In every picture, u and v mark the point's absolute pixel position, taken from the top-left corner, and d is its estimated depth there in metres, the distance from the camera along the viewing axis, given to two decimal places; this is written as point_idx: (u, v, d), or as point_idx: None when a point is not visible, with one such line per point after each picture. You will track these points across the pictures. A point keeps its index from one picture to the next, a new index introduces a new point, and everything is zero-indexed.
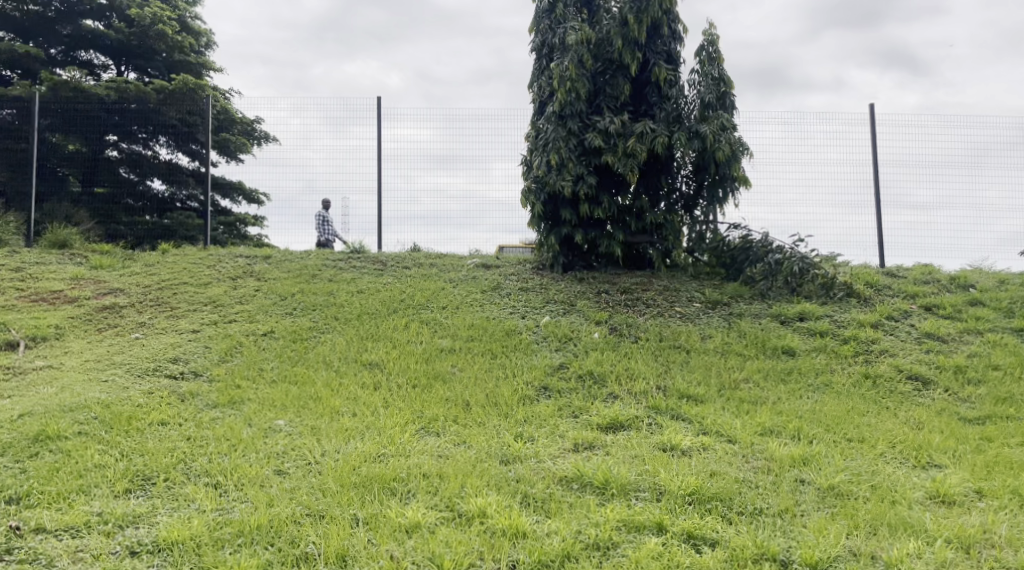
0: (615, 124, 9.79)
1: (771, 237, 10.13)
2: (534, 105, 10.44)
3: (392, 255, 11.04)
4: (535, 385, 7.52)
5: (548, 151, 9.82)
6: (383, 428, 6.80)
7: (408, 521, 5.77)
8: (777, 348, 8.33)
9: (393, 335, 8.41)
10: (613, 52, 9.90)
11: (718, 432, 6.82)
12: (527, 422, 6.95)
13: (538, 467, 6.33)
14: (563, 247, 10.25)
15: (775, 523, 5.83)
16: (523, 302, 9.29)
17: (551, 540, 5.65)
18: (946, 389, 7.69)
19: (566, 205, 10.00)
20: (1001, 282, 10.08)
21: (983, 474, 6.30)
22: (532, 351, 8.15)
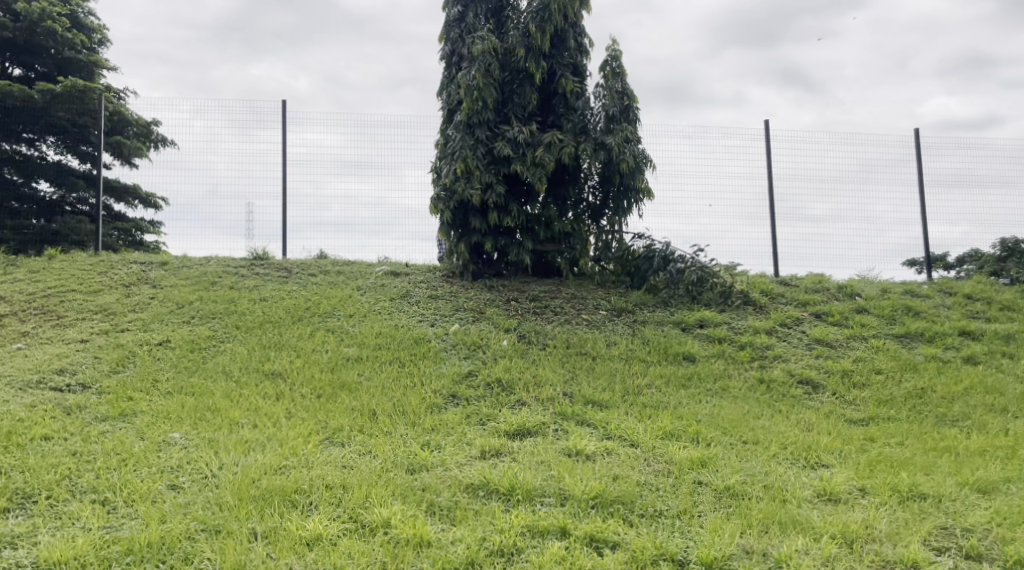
0: (524, 133, 9.95)
1: (672, 246, 10.43)
2: (443, 113, 10.55)
3: (297, 262, 11.02)
4: (443, 393, 7.61)
5: (456, 159, 9.90)
6: (284, 439, 6.81)
7: (309, 533, 5.81)
8: (679, 354, 8.60)
9: (296, 344, 8.41)
10: (520, 62, 10.09)
11: (621, 437, 7.03)
12: (434, 430, 7.04)
13: (444, 475, 6.44)
14: (472, 255, 10.36)
15: (673, 524, 6.04)
16: (433, 310, 9.37)
17: (455, 548, 5.75)
18: (834, 393, 8.06)
19: (474, 213, 10.08)
20: (887, 291, 10.60)
21: (867, 472, 6.58)
22: (440, 359, 8.24)
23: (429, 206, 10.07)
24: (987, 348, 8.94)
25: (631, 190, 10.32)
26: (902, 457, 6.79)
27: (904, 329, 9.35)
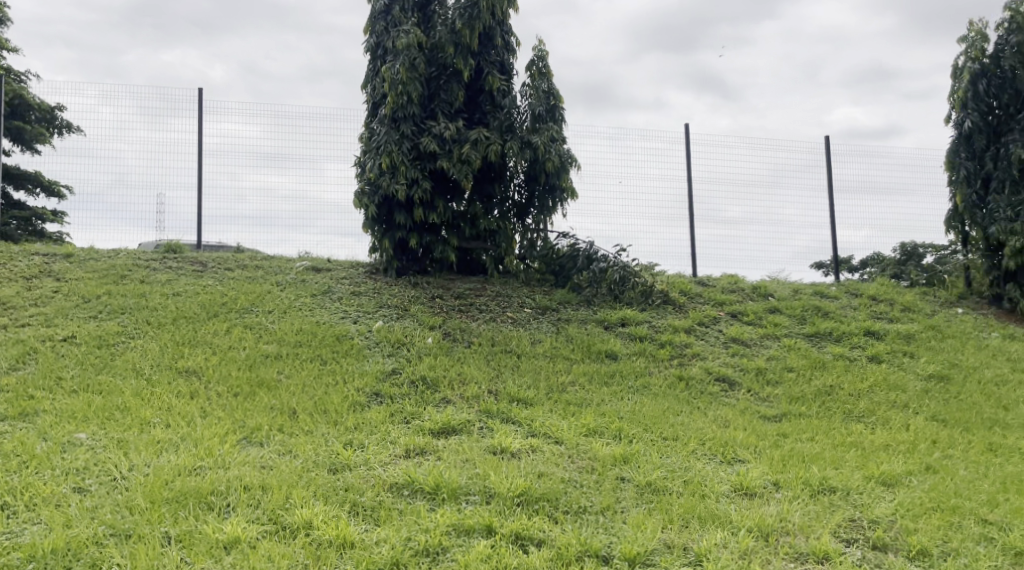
0: (449, 130, 9.94)
1: (596, 246, 10.63)
2: (368, 106, 10.47)
3: (213, 255, 10.93)
4: (366, 391, 7.65)
5: (380, 154, 9.80)
6: (199, 439, 6.79)
7: (227, 537, 5.77)
8: (602, 352, 8.80)
9: (211, 340, 8.37)
10: (446, 59, 10.09)
11: (545, 433, 7.18)
12: (356, 429, 7.07)
13: (368, 475, 6.48)
14: (397, 251, 10.29)
15: (596, 520, 6.15)
16: (357, 306, 9.40)
17: (379, 548, 5.75)
18: (748, 390, 8.33)
19: (400, 209, 10.01)
20: (797, 292, 10.97)
21: (779, 467, 6.84)
22: (363, 356, 8.28)
23: (353, 200, 9.96)
24: (891, 347, 9.32)
25: (556, 189, 10.48)
26: (813, 453, 7.05)
27: (813, 329, 9.70)
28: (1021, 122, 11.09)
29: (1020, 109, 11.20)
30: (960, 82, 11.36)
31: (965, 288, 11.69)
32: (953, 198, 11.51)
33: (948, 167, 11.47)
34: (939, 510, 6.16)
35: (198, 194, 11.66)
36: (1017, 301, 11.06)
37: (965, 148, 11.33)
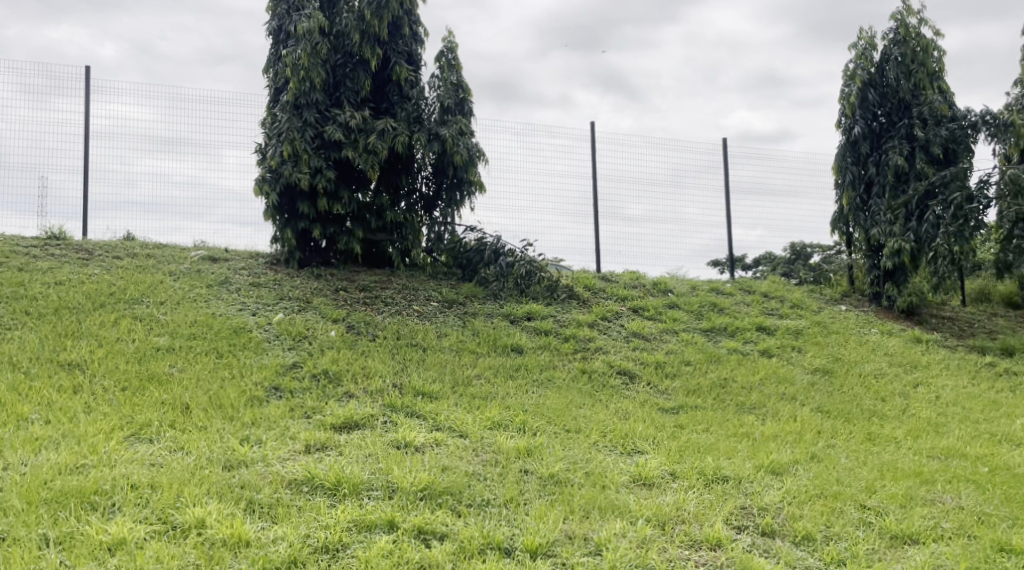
0: (356, 119, 9.82)
1: (503, 240, 10.72)
2: (269, 91, 10.22)
3: (100, 243, 10.69)
4: (265, 386, 7.55)
5: (281, 142, 9.60)
6: (83, 436, 6.60)
7: (112, 538, 5.58)
8: (507, 345, 8.91)
9: (97, 332, 8.19)
10: (352, 46, 9.99)
11: (451, 427, 7.20)
12: (254, 424, 6.94)
13: (266, 472, 6.30)
14: (299, 242, 10.20)
15: (499, 512, 6.12)
16: (255, 298, 9.28)
17: (276, 547, 5.59)
18: (648, 383, 8.57)
19: (303, 199, 9.86)
20: (695, 288, 11.29)
21: (676, 457, 7.06)
22: (262, 349, 8.18)
23: (253, 186, 9.66)
24: (780, 342, 9.69)
25: (463, 182, 10.56)
26: (709, 444, 7.30)
27: (710, 324, 10.01)
28: (900, 129, 11.66)
29: (902, 117, 11.76)
30: (850, 87, 11.79)
31: (849, 286, 12.30)
32: (839, 200, 12.07)
33: (835, 170, 11.99)
34: (822, 496, 6.45)
35: (84, 181, 11.33)
36: (894, 298, 11.58)
37: (852, 153, 11.86)
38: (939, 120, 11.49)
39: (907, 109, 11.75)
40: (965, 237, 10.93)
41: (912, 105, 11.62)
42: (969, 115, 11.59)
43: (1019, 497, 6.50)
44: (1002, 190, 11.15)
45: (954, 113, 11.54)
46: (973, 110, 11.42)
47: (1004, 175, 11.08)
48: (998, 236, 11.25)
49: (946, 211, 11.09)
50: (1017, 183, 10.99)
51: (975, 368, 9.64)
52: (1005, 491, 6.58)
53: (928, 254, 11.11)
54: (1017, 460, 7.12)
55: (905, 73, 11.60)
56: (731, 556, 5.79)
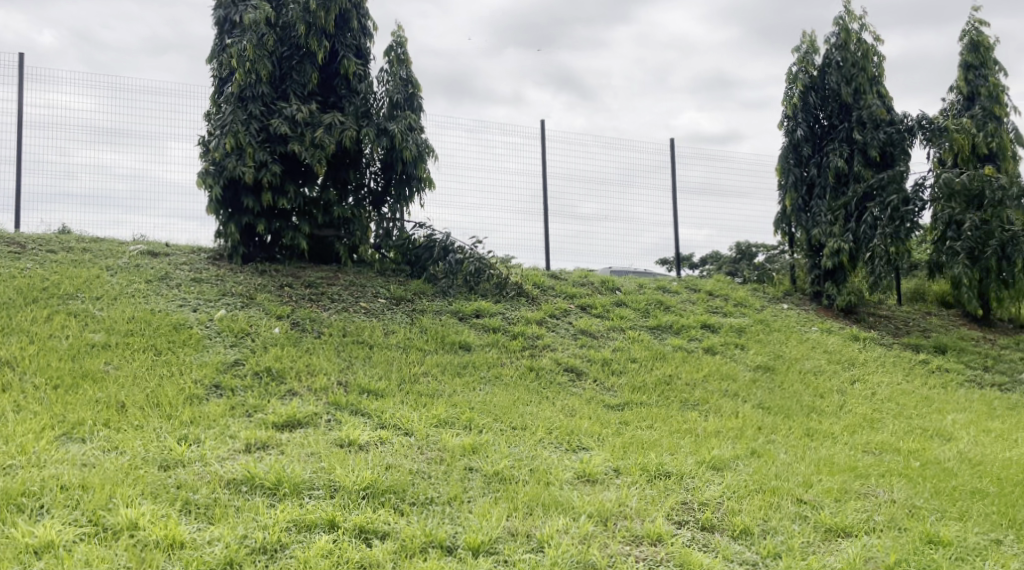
0: (303, 112, 9.74)
1: (452, 237, 10.72)
2: (213, 82, 10.07)
3: (34, 236, 10.51)
4: (205, 383, 7.47)
5: (226, 134, 9.51)
6: (12, 436, 6.49)
7: (39, 541, 5.49)
8: (455, 343, 8.92)
9: (30, 328, 8.05)
10: (298, 38, 9.91)
11: (396, 425, 7.17)
12: (192, 423, 6.86)
13: (204, 472, 6.24)
14: (243, 237, 10.07)
15: (443, 511, 6.11)
16: (197, 294, 9.17)
17: (211, 548, 5.55)
18: (594, 380, 8.64)
19: (247, 193, 9.77)
20: (642, 287, 11.39)
21: (620, 454, 7.12)
22: (202, 346, 8.09)
23: (196, 179, 9.54)
24: (724, 340, 9.81)
25: (412, 178, 10.54)
26: (651, 440, 7.38)
27: (656, 322, 10.11)
28: (841, 133, 11.87)
29: (843, 120, 11.98)
30: (790, 90, 12.02)
31: (791, 285, 12.46)
32: (781, 201, 12.27)
33: (778, 172, 12.20)
34: (760, 492, 6.56)
35: (18, 174, 11.12)
36: (834, 297, 11.76)
37: (794, 156, 12.08)
38: (877, 124, 11.64)
39: (848, 112, 11.98)
40: (901, 238, 11.14)
41: (853, 109, 11.84)
42: (906, 119, 11.75)
43: (948, 490, 6.67)
44: (935, 193, 11.69)
45: (892, 117, 11.67)
46: (910, 115, 11.57)
47: (939, 179, 11.59)
48: (933, 236, 11.94)
49: (884, 213, 11.31)
50: (950, 187, 11.52)
51: (910, 366, 9.87)
52: (935, 484, 6.74)
53: (866, 254, 11.39)
54: (947, 454, 7.31)
55: (845, 78, 11.83)
56: (671, 551, 5.85)
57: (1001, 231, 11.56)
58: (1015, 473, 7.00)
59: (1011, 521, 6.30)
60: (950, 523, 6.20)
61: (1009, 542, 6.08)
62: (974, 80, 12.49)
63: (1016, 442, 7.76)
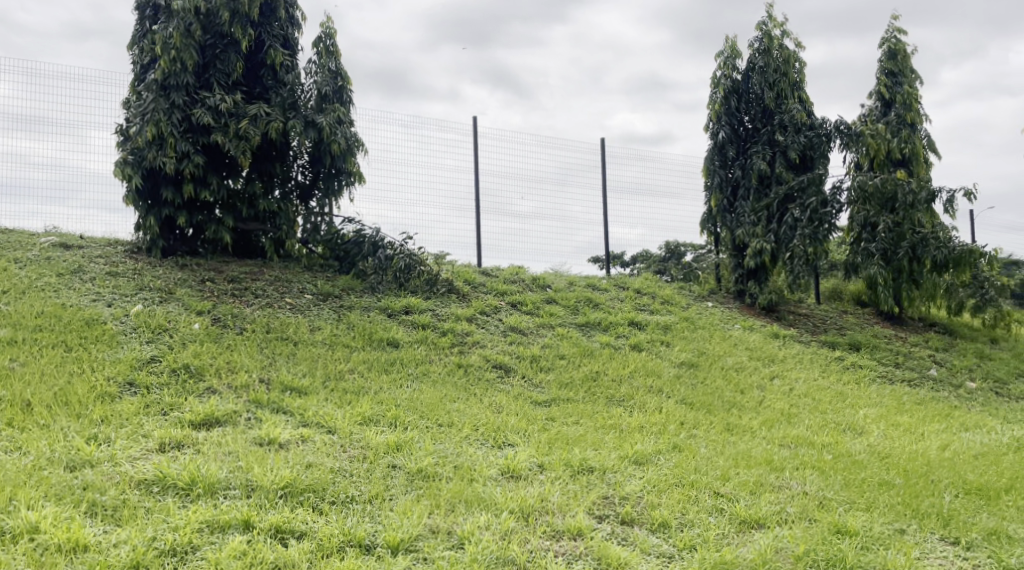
0: (226, 103, 9.57)
1: (382, 232, 10.65)
2: (134, 69, 9.83)
3: None
4: (118, 381, 7.31)
5: (147, 123, 9.32)
6: None
7: None
8: (383, 340, 8.86)
9: None
10: (223, 25, 9.67)
11: (318, 423, 7.10)
12: (103, 422, 6.72)
13: (113, 472, 6.11)
14: (163, 230, 9.88)
15: (364, 509, 6.07)
16: (112, 289, 8.97)
17: (117, 551, 5.45)
18: (523, 376, 8.66)
19: (167, 184, 9.59)
20: (572, 284, 11.45)
21: (545, 449, 7.12)
22: (117, 342, 7.92)
23: (113, 169, 9.36)
24: (650, 337, 9.91)
25: (341, 172, 10.46)
26: (577, 435, 7.41)
27: (585, 319, 10.17)
28: (763, 135, 12.07)
29: (765, 124, 12.17)
30: (713, 94, 12.20)
31: (716, 284, 12.58)
32: (707, 201, 12.44)
33: (704, 172, 12.35)
34: (680, 485, 6.63)
35: None
36: (756, 296, 11.97)
37: (719, 158, 12.21)
38: (799, 128, 11.90)
39: (769, 117, 12.15)
40: (820, 239, 11.54)
41: (775, 114, 12.00)
42: (825, 123, 12.08)
43: (857, 481, 6.82)
44: (852, 196, 12.14)
45: (812, 122, 11.97)
46: (829, 121, 11.90)
47: (855, 182, 12.04)
48: (850, 237, 12.47)
49: (804, 215, 11.63)
50: (864, 190, 12.01)
51: (827, 362, 10.08)
52: (845, 476, 6.89)
53: (786, 254, 11.63)
54: (858, 448, 7.48)
55: (768, 83, 12.00)
56: (590, 545, 5.89)
57: (912, 234, 12.07)
58: (920, 465, 7.19)
59: (915, 511, 6.47)
60: (858, 514, 6.34)
61: (912, 531, 6.24)
62: (892, 86, 12.75)
63: (923, 436, 7.98)
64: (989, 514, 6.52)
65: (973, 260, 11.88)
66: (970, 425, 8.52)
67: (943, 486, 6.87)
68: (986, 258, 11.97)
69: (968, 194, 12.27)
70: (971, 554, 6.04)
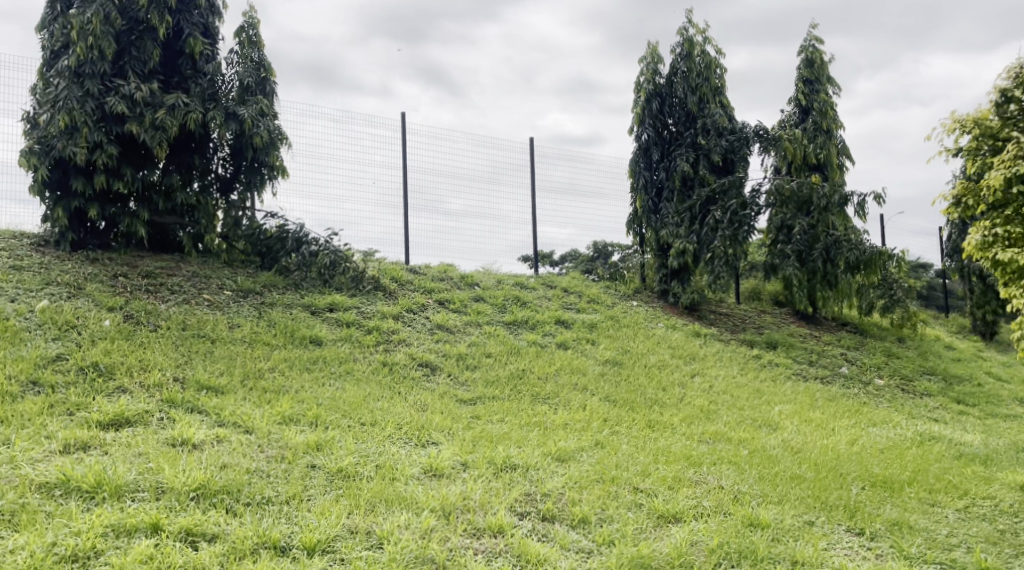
0: (142, 91, 9.28)
1: (306, 228, 10.47)
2: (44, 54, 9.48)
3: None
4: (23, 381, 7.05)
5: (58, 111, 9.00)
6: None
7: None
8: (305, 338, 8.69)
9: None
10: (140, 12, 9.44)
11: (236, 423, 6.93)
12: (6, 423, 6.47)
13: (13, 475, 5.88)
14: (73, 222, 9.58)
15: (280, 510, 5.93)
16: (18, 283, 8.65)
17: (16, 557, 5.30)
18: (448, 374, 8.57)
19: (78, 174, 9.29)
20: (500, 282, 11.40)
21: (469, 448, 7.03)
22: (23, 339, 7.63)
23: (20, 158, 9.02)
24: (576, 335, 9.90)
25: (263, 166, 10.25)
26: (501, 433, 7.34)
27: (512, 317, 10.12)
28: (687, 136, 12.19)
29: (688, 128, 12.28)
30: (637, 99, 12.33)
31: (641, 284, 12.58)
32: (632, 202, 12.56)
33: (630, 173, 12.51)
34: (601, 481, 6.62)
35: None
36: (679, 295, 12.04)
37: (644, 160, 12.33)
38: (721, 132, 12.02)
39: (693, 120, 12.26)
40: (739, 241, 11.73)
41: (697, 117, 12.13)
42: (746, 128, 12.25)
43: (770, 475, 6.89)
44: (770, 199, 12.40)
45: (733, 126, 12.12)
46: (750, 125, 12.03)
47: (772, 186, 12.31)
48: (767, 240, 12.68)
49: (725, 217, 11.84)
50: (781, 193, 12.29)
51: (745, 360, 10.18)
52: (759, 470, 6.95)
53: (706, 255, 11.78)
54: (772, 442, 7.56)
55: (691, 87, 12.11)
56: (509, 542, 5.84)
57: (825, 236, 12.36)
58: (830, 459, 7.29)
59: (823, 503, 6.56)
60: (769, 507, 6.40)
61: (820, 523, 6.32)
62: (810, 94, 12.93)
63: (833, 431, 8.11)
64: (893, 506, 6.64)
65: (883, 262, 12.11)
66: (879, 420, 8.70)
67: (850, 479, 6.99)
68: (894, 260, 12.21)
69: (878, 199, 12.51)
70: (874, 544, 6.13)
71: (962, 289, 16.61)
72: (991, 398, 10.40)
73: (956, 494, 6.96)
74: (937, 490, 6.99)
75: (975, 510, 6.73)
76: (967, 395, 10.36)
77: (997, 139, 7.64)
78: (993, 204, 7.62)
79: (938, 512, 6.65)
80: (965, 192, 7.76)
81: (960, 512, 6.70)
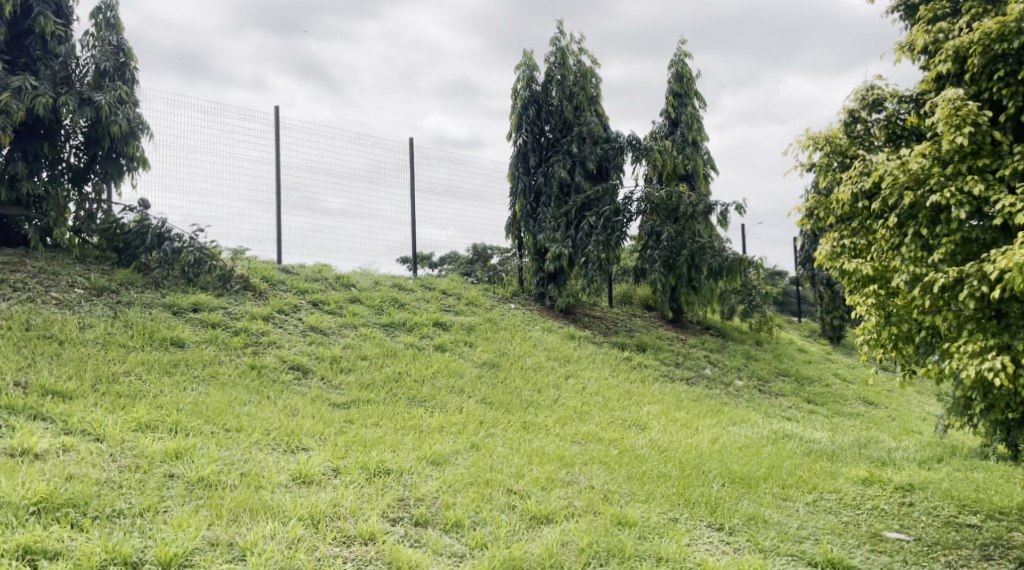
0: None
1: (167, 224, 9.94)
2: None
3: None
4: None
5: None
6: None
7: None
8: (166, 339, 8.20)
9: None
10: None
11: (84, 431, 6.43)
12: None
13: None
14: None
15: (132, 523, 5.51)
16: None
17: None
18: (322, 377, 8.23)
19: None
20: (377, 284, 11.10)
21: (341, 453, 6.71)
22: None
23: None
24: (454, 337, 9.69)
25: (120, 157, 9.68)
26: (375, 438, 7.05)
27: (388, 319, 9.84)
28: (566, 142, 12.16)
29: (565, 136, 12.23)
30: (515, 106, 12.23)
31: (519, 287, 12.38)
32: (512, 207, 12.36)
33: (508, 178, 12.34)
34: (476, 484, 6.42)
35: None
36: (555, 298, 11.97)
37: (522, 165, 12.20)
38: (595, 140, 12.15)
39: (570, 129, 12.24)
40: (612, 247, 11.85)
41: (573, 125, 12.15)
42: (620, 137, 12.42)
43: (638, 474, 6.83)
44: (642, 207, 12.39)
45: (608, 135, 12.29)
46: (624, 135, 12.24)
47: (643, 194, 12.27)
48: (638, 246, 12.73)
49: (599, 222, 11.93)
50: (651, 201, 12.27)
51: (617, 361, 10.16)
52: (627, 470, 6.88)
53: (581, 259, 11.81)
54: (641, 442, 7.51)
55: (567, 96, 12.12)
56: (381, 549, 5.57)
57: (691, 242, 12.47)
58: (692, 458, 7.28)
59: (685, 500, 6.52)
60: (636, 505, 6.32)
61: (684, 519, 6.28)
62: (679, 107, 13.18)
63: (696, 431, 8.12)
64: (749, 501, 6.65)
65: (743, 269, 12.40)
66: (738, 420, 8.78)
67: (711, 476, 6.98)
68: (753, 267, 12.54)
69: (739, 209, 12.76)
70: (732, 538, 6.10)
71: (813, 295, 17.06)
72: (838, 398, 10.67)
73: (805, 488, 7.02)
74: (789, 485, 7.04)
75: (821, 504, 6.80)
76: (817, 395, 10.60)
77: (845, 157, 7.03)
78: (842, 219, 6.92)
79: (788, 506, 6.68)
80: (816, 206, 7.10)
81: (808, 505, 6.75)
